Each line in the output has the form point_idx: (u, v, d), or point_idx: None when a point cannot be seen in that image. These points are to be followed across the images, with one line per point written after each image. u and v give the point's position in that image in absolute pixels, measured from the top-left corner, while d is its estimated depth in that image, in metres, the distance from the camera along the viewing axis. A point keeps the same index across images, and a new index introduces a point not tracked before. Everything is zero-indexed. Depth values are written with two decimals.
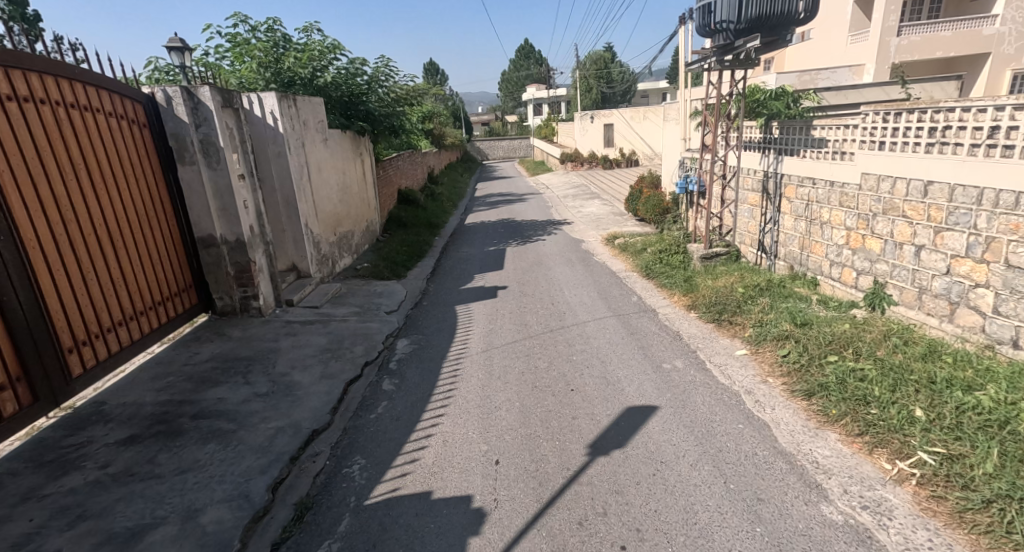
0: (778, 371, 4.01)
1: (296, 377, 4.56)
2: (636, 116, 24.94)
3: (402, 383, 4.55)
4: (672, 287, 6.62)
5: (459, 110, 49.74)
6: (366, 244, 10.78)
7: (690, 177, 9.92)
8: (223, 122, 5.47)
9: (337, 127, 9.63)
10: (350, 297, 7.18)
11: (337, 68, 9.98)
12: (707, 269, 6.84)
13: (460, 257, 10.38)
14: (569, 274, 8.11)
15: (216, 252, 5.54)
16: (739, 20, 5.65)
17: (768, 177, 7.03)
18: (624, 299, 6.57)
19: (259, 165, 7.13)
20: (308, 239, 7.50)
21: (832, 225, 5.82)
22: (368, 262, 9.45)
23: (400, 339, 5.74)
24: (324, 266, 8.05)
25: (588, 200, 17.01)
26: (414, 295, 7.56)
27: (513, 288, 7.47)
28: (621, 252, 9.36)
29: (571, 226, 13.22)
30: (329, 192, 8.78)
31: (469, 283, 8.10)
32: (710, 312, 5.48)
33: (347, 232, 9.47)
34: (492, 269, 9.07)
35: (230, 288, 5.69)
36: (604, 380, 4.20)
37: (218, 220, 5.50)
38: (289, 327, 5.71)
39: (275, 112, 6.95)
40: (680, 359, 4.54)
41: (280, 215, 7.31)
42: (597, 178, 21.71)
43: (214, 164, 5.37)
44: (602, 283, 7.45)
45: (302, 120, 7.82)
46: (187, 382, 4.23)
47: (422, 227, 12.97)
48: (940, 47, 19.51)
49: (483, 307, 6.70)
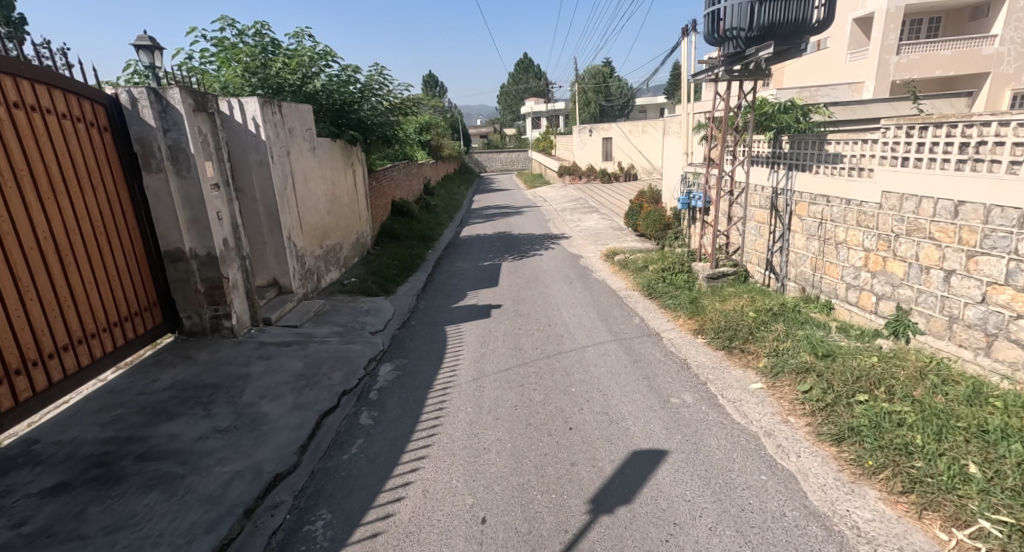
0: (800, 410, 3.58)
1: (264, 408, 4.13)
2: (636, 131, 24.53)
3: (382, 416, 4.10)
4: (677, 310, 6.20)
5: (457, 123, 49.58)
6: (355, 257, 10.36)
7: (693, 192, 9.58)
8: (195, 127, 5.07)
9: (326, 136, 9.23)
10: (334, 315, 6.75)
11: (329, 76, 9.66)
12: (713, 290, 6.44)
13: (453, 272, 9.95)
14: (567, 293, 7.69)
15: (184, 267, 5.11)
16: (750, 27, 5.26)
17: (778, 194, 6.66)
18: (625, 322, 6.14)
19: (239, 174, 6.72)
20: (291, 252, 7.09)
21: (848, 245, 5.43)
22: (356, 277, 9.03)
23: (384, 364, 5.30)
24: (308, 281, 7.63)
25: (585, 214, 16.62)
26: (401, 314, 7.12)
27: (507, 308, 7.04)
28: (621, 269, 8.97)
29: (569, 240, 12.81)
30: (316, 203, 8.39)
31: (461, 301, 7.68)
32: (720, 338, 5.07)
33: (334, 244, 9.06)
34: (487, 285, 8.65)
35: (200, 306, 5.25)
36: (605, 417, 3.77)
37: (187, 233, 5.09)
38: (264, 349, 5.28)
39: (257, 117, 6.56)
40: (689, 394, 4.11)
41: (261, 227, 6.90)
42: (595, 192, 21.38)
43: (184, 172, 4.97)
44: (602, 304, 7.02)
45: (288, 126, 7.42)
46: (138, 415, 3.81)
47: (416, 240, 12.55)
48: (939, 66, 19.37)
49: (475, 328, 6.27)
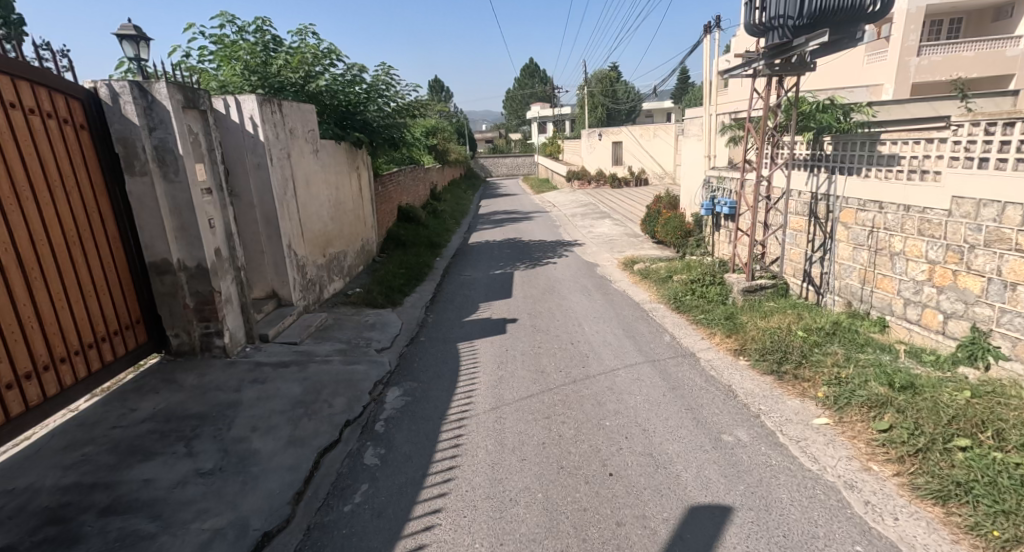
0: (883, 455, 3.04)
1: (255, 445, 3.61)
2: (646, 134, 23.91)
3: (390, 455, 3.58)
4: (714, 329, 5.65)
5: (463, 127, 49.14)
6: (360, 266, 9.85)
7: (718, 198, 9.07)
8: (185, 125, 4.59)
9: (330, 138, 8.76)
10: (336, 330, 6.25)
11: (334, 76, 9.21)
12: (750, 305, 5.91)
13: (464, 282, 9.44)
14: (587, 305, 7.16)
15: (171, 280, 4.61)
16: (800, 15, 4.78)
17: (819, 199, 6.12)
18: (654, 341, 5.59)
19: (235, 178, 6.25)
20: (291, 262, 6.59)
21: (907, 257, 4.89)
22: (361, 287, 8.53)
23: (391, 389, 4.78)
24: (310, 292, 7.13)
25: (597, 220, 16.09)
26: (409, 329, 6.61)
27: (524, 322, 6.52)
28: (643, 279, 8.44)
29: (583, 248, 12.27)
30: (319, 209, 7.91)
31: (473, 314, 7.17)
32: (768, 362, 4.50)
33: (338, 253, 8.57)
34: (500, 296, 8.13)
35: (188, 323, 4.75)
36: (650, 460, 3.24)
37: (175, 243, 4.59)
38: (259, 371, 4.77)
39: (255, 117, 6.09)
40: (743, 430, 3.57)
41: (259, 235, 6.42)
42: (606, 198, 20.85)
43: (172, 176, 4.48)
44: (626, 319, 6.47)
45: (289, 127, 6.95)
46: (109, 454, 3.30)
47: (423, 247, 12.05)
48: (962, 68, 18.75)
49: (490, 346, 5.75)
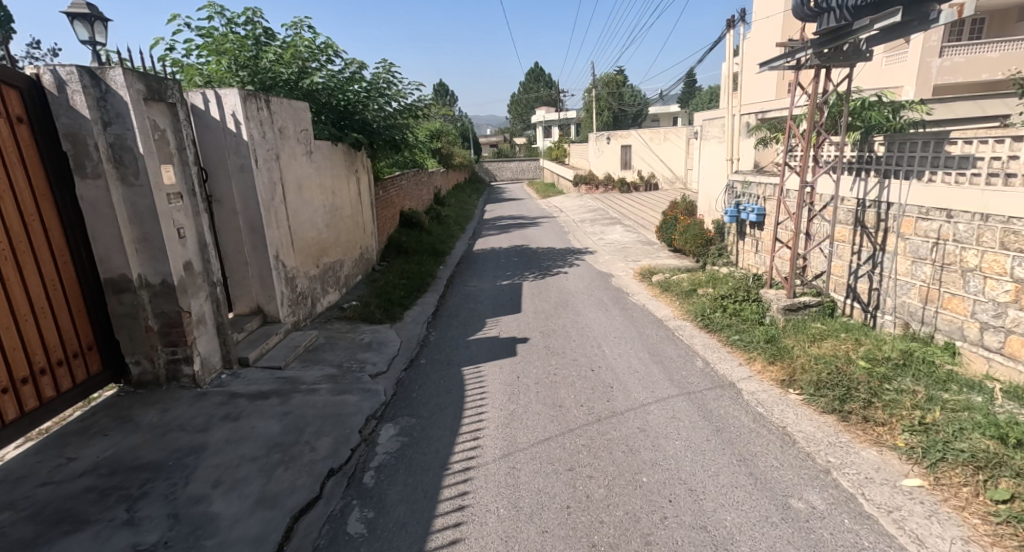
0: (1012, 540, 2.44)
1: (214, 506, 2.96)
2: (655, 137, 23.13)
3: (381, 520, 2.95)
4: (754, 354, 4.98)
5: (468, 131, 48.59)
6: (358, 276, 9.21)
7: (745, 206, 8.42)
8: (148, 119, 3.96)
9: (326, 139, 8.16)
10: (327, 352, 5.61)
11: (330, 72, 8.61)
12: (793, 326, 5.24)
13: (469, 293, 8.80)
14: (604, 323, 6.51)
15: (131, 299, 3.98)
16: None
17: (867, 207, 5.45)
18: (686, 369, 4.93)
19: (216, 181, 5.62)
20: (278, 274, 5.96)
21: (985, 274, 4.24)
22: (358, 300, 7.89)
23: (386, 426, 4.14)
24: (300, 307, 6.50)
25: (608, 226, 15.45)
26: (409, 350, 5.97)
27: (536, 343, 5.87)
28: (664, 293, 7.78)
29: (595, 256, 11.62)
30: (312, 215, 7.29)
31: (479, 331, 6.52)
32: (828, 399, 3.83)
33: (333, 263, 7.95)
34: (509, 310, 7.48)
35: (152, 349, 4.11)
36: (706, 538, 2.60)
37: (135, 256, 3.96)
38: (233, 404, 4.13)
39: (238, 113, 5.46)
40: (814, 493, 2.90)
41: (242, 244, 5.78)
42: (615, 203, 20.21)
43: (131, 179, 3.86)
44: (650, 341, 5.81)
45: (278, 124, 6.34)
46: (29, 525, 2.67)
47: (426, 255, 11.42)
48: (987, 70, 17.98)
49: (500, 373, 5.10)
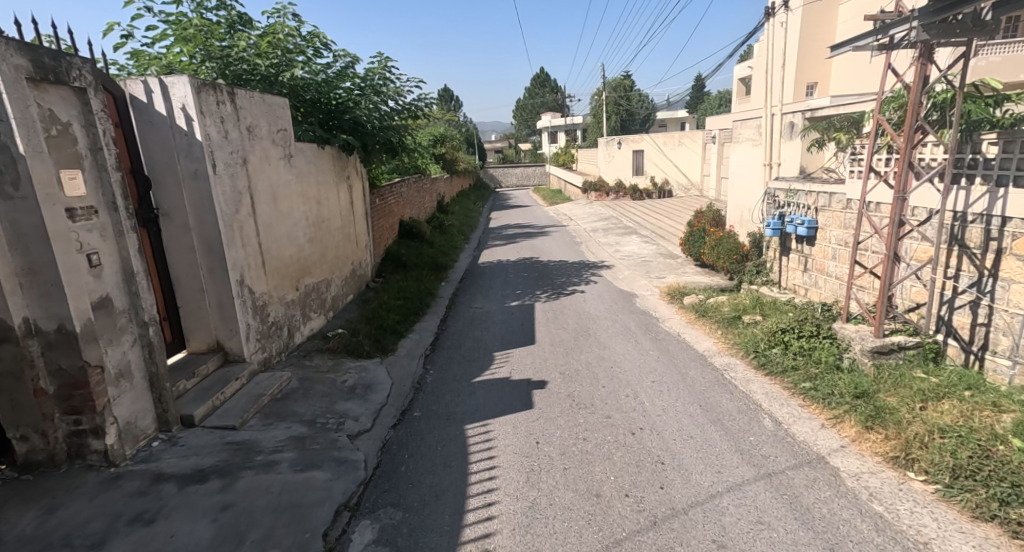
0: None
1: None
2: (670, 142, 22.19)
3: None
4: (842, 415, 3.88)
5: (474, 137, 47.58)
6: (348, 296, 8.18)
7: (793, 219, 7.33)
8: (38, 107, 2.95)
9: (309, 141, 7.14)
10: (298, 402, 4.56)
11: (317, 65, 7.60)
12: (885, 376, 4.14)
13: (475, 317, 7.73)
14: (637, 361, 5.43)
15: (12, 353, 2.93)
16: None
17: (969, 222, 4.32)
18: (753, 433, 3.83)
19: (162, 189, 4.56)
20: (240, 304, 4.89)
21: None
22: (345, 327, 6.84)
23: (362, 524, 3.07)
24: (270, 341, 5.43)
25: (623, 237, 14.39)
26: (400, 398, 4.90)
27: (556, 391, 4.78)
28: (701, 322, 6.71)
29: (613, 271, 10.55)
30: (290, 230, 6.25)
31: (486, 372, 5.45)
32: (983, 498, 2.84)
33: (316, 284, 6.91)
34: (521, 340, 6.40)
35: (45, 419, 3.06)
36: None
37: (19, 294, 2.92)
38: (154, 492, 3.07)
39: (189, 106, 4.41)
40: None
41: (197, 267, 4.72)
42: (627, 211, 19.13)
43: (10, 187, 2.86)
44: (695, 388, 4.71)
45: (246, 122, 5.30)
46: None
47: (426, 270, 10.34)
48: None
49: (513, 436, 4.01)
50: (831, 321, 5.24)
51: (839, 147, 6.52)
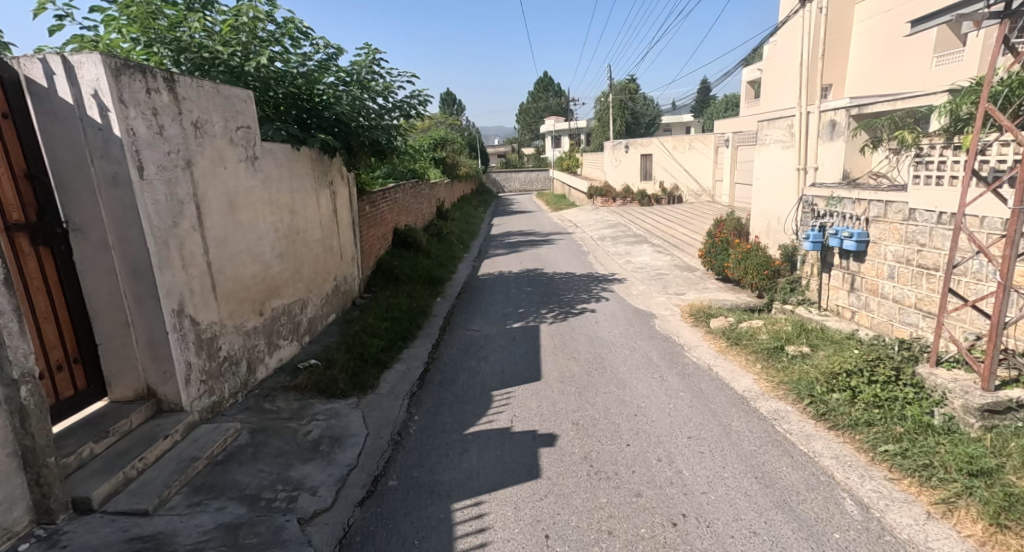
0: None
1: None
2: (680, 146, 21.29)
3: None
4: (956, 500, 2.94)
5: (477, 141, 46.56)
6: (328, 317, 7.24)
7: (839, 231, 6.36)
8: None
9: (282, 141, 6.20)
10: (241, 467, 3.62)
11: (293, 55, 6.68)
12: (1007, 448, 3.21)
13: (473, 342, 6.76)
14: (668, 407, 4.48)
15: None
16: None
17: None
18: (836, 526, 2.88)
19: (72, 197, 3.62)
20: (177, 341, 3.94)
21: None
22: (321, 356, 5.90)
23: None
24: (220, 381, 4.48)
25: (634, 246, 13.43)
26: (375, 459, 3.93)
27: (568, 451, 3.82)
28: (736, 352, 5.75)
29: (626, 286, 9.59)
30: (253, 244, 5.32)
31: (482, 420, 4.48)
32: None
33: (287, 306, 5.96)
34: (526, 374, 5.44)
35: None
36: None
37: None
38: None
39: (101, 92, 3.48)
40: None
41: (120, 295, 3.77)
42: (636, 218, 18.15)
43: None
44: (744, 447, 3.76)
45: (193, 116, 4.36)
46: None
47: (420, 284, 9.40)
48: None
49: (516, 526, 3.05)
50: (913, 362, 4.27)
51: (904, 148, 5.48)
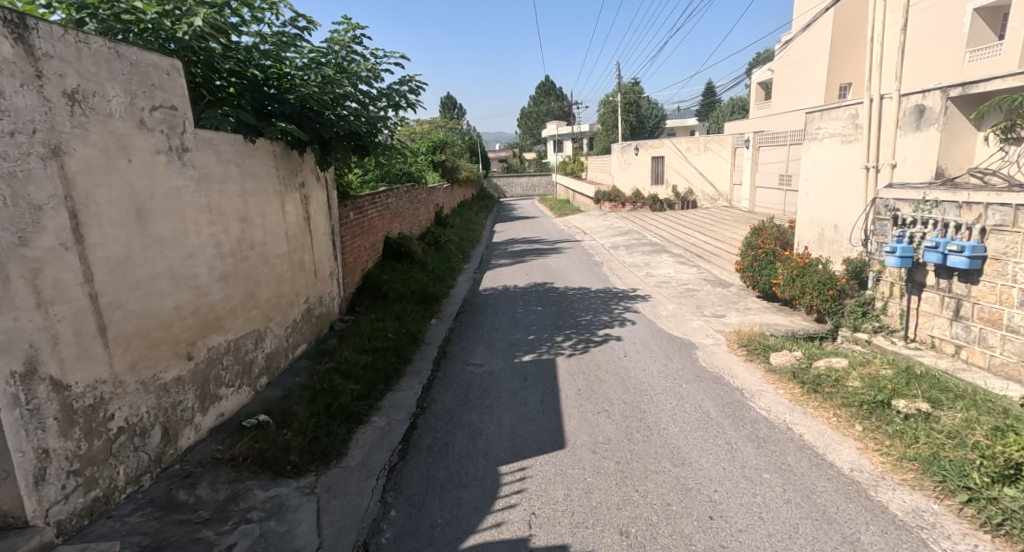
0: None
1: None
2: (693, 146, 19.99)
3: None
4: None
5: (477, 145, 45.31)
6: (295, 350, 5.86)
7: (938, 241, 5.00)
8: None
9: (226, 127, 4.81)
10: None
11: (247, 24, 5.36)
12: None
13: (474, 382, 5.35)
14: (755, 505, 3.08)
15: None
16: None
17: None
18: None
19: None
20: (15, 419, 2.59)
21: None
22: (276, 407, 4.51)
23: None
24: (107, 467, 3.09)
25: (653, 256, 12.01)
26: None
27: None
28: (820, 404, 4.35)
29: (652, 304, 8.21)
30: (180, 263, 3.93)
31: (487, 523, 3.10)
32: None
33: (233, 344, 4.57)
34: (545, 439, 4.04)
35: None
36: None
37: None
38: None
39: None
40: None
41: None
42: (648, 225, 16.78)
43: None
44: None
45: (65, 84, 2.99)
46: None
47: (412, 303, 8.02)
48: None
49: None
50: None
51: None
